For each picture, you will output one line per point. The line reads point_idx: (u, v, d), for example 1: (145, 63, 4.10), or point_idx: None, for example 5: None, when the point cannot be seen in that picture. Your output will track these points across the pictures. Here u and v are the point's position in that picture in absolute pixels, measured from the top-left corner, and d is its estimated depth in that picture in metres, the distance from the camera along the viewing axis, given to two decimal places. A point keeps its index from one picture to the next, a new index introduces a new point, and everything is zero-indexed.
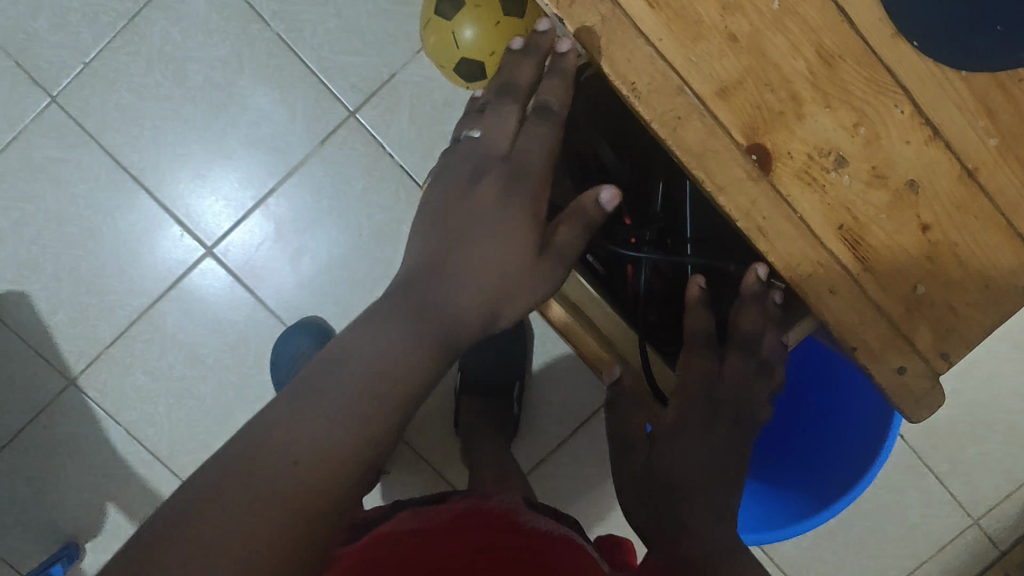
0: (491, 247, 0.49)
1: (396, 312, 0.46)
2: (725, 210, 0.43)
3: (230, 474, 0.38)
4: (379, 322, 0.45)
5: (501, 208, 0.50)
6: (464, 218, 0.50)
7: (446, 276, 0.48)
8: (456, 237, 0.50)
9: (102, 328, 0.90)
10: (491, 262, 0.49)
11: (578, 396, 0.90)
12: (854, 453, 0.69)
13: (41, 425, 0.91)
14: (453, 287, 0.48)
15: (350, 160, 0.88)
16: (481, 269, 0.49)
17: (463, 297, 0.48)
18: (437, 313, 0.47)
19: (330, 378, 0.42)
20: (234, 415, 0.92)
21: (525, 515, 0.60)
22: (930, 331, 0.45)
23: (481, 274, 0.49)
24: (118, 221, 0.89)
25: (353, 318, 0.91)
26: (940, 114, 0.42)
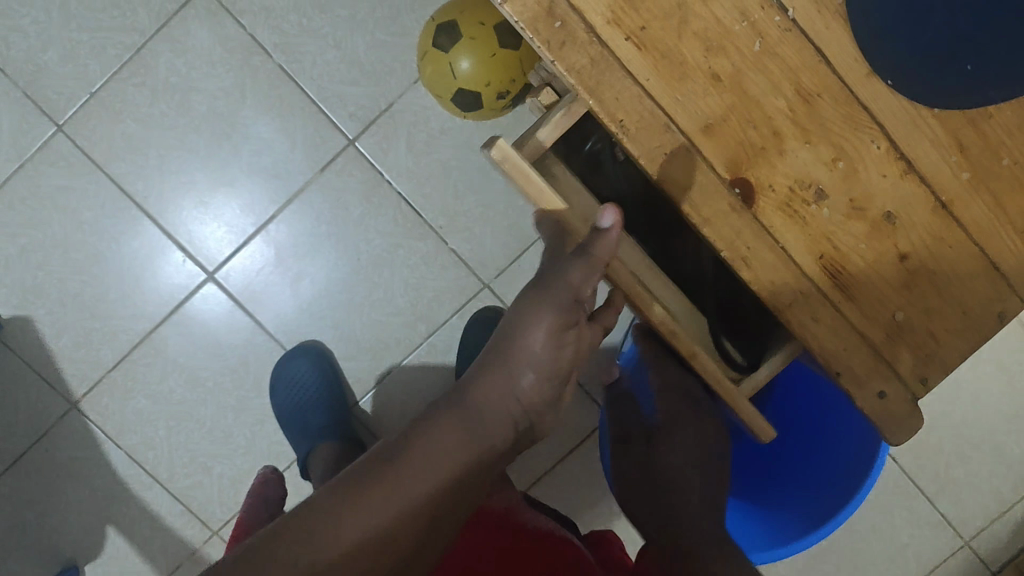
0: (538, 349, 0.55)
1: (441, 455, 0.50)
2: (712, 242, 0.45)
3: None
4: (422, 452, 0.50)
5: (538, 298, 0.56)
6: (515, 327, 0.56)
7: (498, 363, 0.55)
8: (506, 331, 0.56)
9: (105, 352, 0.91)
10: (541, 364, 0.55)
11: (573, 419, 0.92)
12: (847, 466, 0.71)
13: (43, 449, 0.92)
14: (502, 395, 0.54)
15: (348, 188, 0.90)
16: (535, 374, 0.55)
17: (500, 401, 0.54)
18: (475, 446, 0.52)
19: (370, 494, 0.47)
20: (234, 438, 0.94)
21: (526, 514, 0.66)
22: (911, 356, 0.47)
23: (531, 377, 0.55)
24: (122, 248, 0.90)
25: (351, 342, 0.93)
26: (915, 149, 0.44)
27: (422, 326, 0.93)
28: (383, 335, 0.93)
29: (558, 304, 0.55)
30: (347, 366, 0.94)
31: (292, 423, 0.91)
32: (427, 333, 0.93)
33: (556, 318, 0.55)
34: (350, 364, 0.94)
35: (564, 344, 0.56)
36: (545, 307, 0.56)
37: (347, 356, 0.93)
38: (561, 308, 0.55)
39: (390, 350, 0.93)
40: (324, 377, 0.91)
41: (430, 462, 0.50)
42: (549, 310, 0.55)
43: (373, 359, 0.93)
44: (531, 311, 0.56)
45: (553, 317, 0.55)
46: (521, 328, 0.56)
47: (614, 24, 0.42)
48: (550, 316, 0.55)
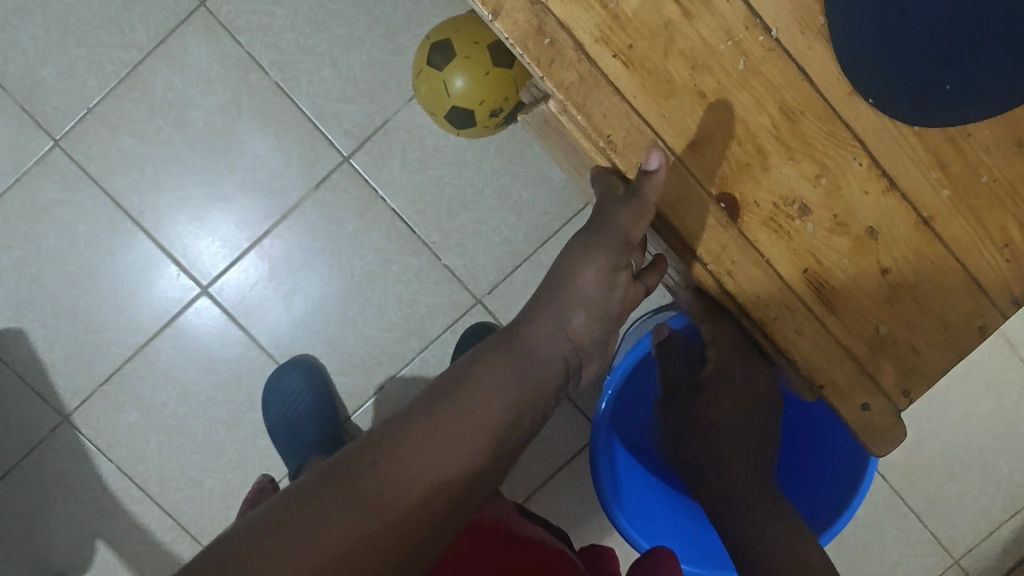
0: (592, 289, 0.58)
1: (510, 377, 0.52)
2: (698, 254, 0.46)
3: (330, 481, 0.42)
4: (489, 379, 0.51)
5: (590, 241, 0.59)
6: (567, 269, 0.59)
7: (550, 300, 0.58)
8: (557, 276, 0.59)
9: (97, 365, 0.92)
10: (591, 302, 0.58)
11: (563, 435, 0.93)
12: (839, 475, 0.72)
13: (34, 462, 0.92)
14: (557, 331, 0.57)
15: (343, 203, 0.91)
16: (586, 314, 0.58)
17: (555, 335, 0.57)
18: (536, 376, 0.54)
19: (450, 405, 0.48)
20: (226, 452, 0.94)
21: (519, 524, 0.65)
22: (893, 370, 0.48)
23: (583, 315, 0.58)
24: (117, 261, 0.91)
25: (343, 356, 0.94)
26: (896, 166, 0.45)
27: (415, 342, 0.94)
28: (376, 350, 0.94)
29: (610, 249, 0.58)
30: (340, 380, 0.94)
31: (285, 439, 0.91)
32: (420, 348, 0.94)
33: (609, 260, 0.58)
34: (343, 378, 0.94)
35: (615, 286, 0.59)
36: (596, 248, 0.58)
37: (339, 370, 0.94)
38: (613, 253, 0.58)
39: (382, 365, 0.94)
40: (317, 393, 0.91)
41: (501, 390, 0.51)
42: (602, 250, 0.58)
43: (366, 373, 0.94)
44: (582, 253, 0.59)
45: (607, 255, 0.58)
46: (573, 270, 0.59)
47: (603, 43, 0.43)
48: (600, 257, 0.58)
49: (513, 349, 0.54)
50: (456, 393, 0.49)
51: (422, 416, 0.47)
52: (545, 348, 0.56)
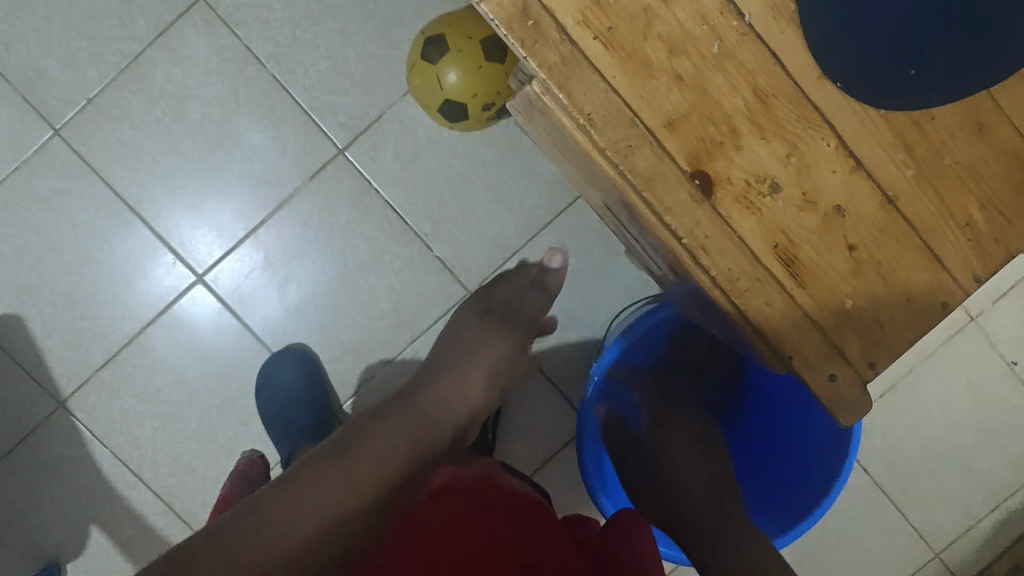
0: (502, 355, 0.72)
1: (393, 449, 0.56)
2: (673, 229, 0.47)
3: (216, 544, 0.46)
4: (374, 448, 0.55)
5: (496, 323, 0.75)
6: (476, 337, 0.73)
7: (464, 352, 0.71)
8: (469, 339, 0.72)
9: (93, 352, 0.93)
10: (490, 371, 0.70)
11: (549, 424, 0.97)
12: (825, 442, 0.75)
13: (29, 447, 0.93)
14: (457, 392, 0.66)
15: (337, 194, 0.93)
16: (485, 376, 0.69)
17: (456, 396, 0.66)
18: (427, 436, 0.60)
19: (340, 471, 0.53)
20: (219, 437, 0.95)
21: (501, 478, 0.64)
22: (859, 342, 0.50)
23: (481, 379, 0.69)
24: (114, 249, 0.92)
25: (335, 345, 0.95)
26: (863, 148, 0.48)
27: (406, 332, 0.95)
28: (367, 339, 0.95)
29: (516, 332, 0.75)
30: (332, 369, 0.95)
31: (277, 425, 0.92)
32: (411, 338, 0.95)
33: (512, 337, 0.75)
34: (335, 367, 0.96)
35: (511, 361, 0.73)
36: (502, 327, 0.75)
37: (331, 359, 0.95)
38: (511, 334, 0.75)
39: (373, 354, 0.96)
40: (309, 376, 0.93)
41: (373, 459, 0.55)
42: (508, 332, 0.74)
43: (357, 361, 0.96)
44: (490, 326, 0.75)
45: (512, 335, 0.74)
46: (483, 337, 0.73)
47: (585, 26, 0.45)
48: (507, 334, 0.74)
49: (393, 423, 0.59)
50: (344, 459, 0.53)
51: (310, 477, 0.51)
52: (428, 422, 0.61)
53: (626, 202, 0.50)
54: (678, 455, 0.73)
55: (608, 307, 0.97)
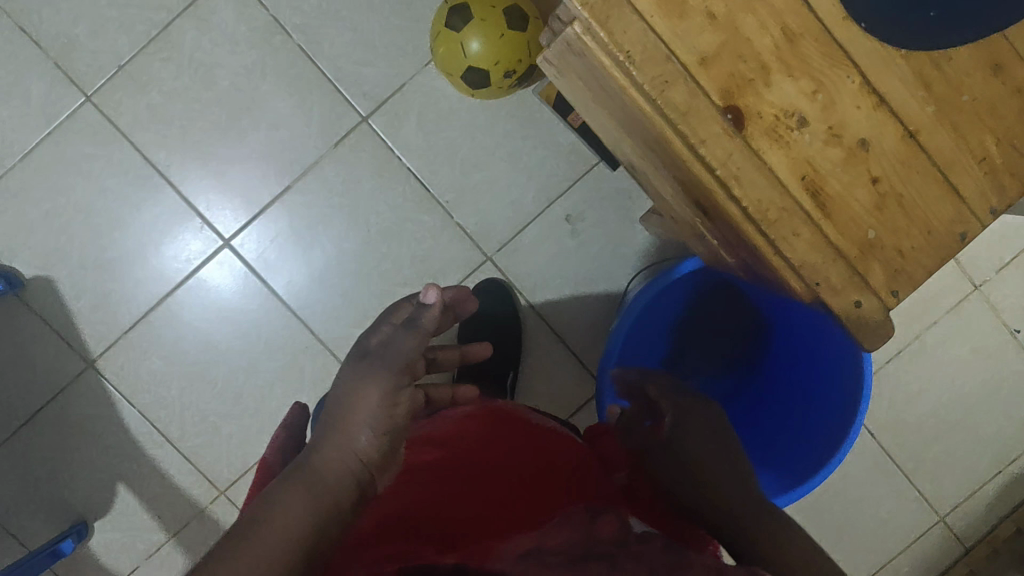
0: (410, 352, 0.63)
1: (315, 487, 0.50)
2: (707, 162, 0.48)
3: None
4: (276, 519, 0.46)
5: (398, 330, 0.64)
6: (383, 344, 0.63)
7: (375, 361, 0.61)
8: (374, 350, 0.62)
9: (122, 314, 0.96)
10: (377, 421, 0.56)
11: (565, 389, 1.01)
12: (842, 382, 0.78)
13: (58, 406, 0.96)
14: (344, 454, 0.54)
15: (361, 161, 0.96)
16: (371, 431, 0.56)
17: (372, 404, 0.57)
18: (328, 505, 0.49)
19: (266, 524, 0.46)
20: (244, 399, 0.97)
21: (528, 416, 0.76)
22: (882, 270, 0.52)
23: (370, 434, 0.56)
24: (143, 214, 0.95)
25: (359, 311, 0.98)
26: (885, 85, 0.50)
27: None
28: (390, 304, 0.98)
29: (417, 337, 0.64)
30: (355, 333, 0.98)
31: None
32: None
33: (416, 339, 0.64)
34: (357, 331, 0.98)
35: (400, 405, 0.59)
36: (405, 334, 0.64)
37: (354, 323, 0.98)
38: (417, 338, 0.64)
39: None
40: None
41: (297, 503, 0.48)
42: (411, 334, 0.64)
43: None
44: (395, 330, 0.65)
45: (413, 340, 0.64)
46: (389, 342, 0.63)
47: None
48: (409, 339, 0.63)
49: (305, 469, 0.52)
50: (266, 515, 0.47)
51: (236, 539, 0.45)
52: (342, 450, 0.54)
53: (654, 141, 0.52)
54: (692, 432, 0.69)
55: (624, 274, 1.00)
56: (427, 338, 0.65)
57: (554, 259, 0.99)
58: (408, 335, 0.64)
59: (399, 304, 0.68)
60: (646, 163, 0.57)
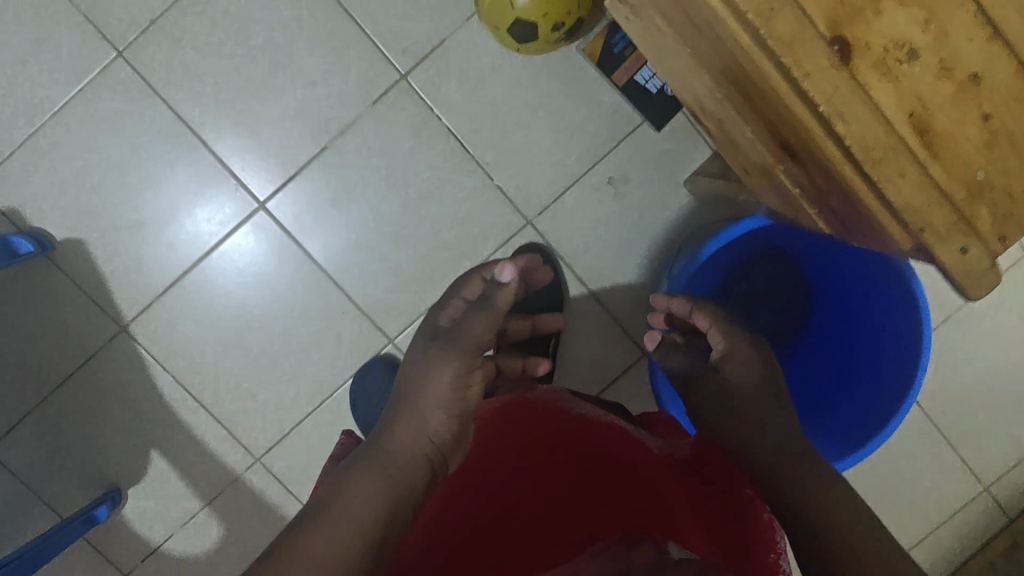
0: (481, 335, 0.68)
1: (390, 470, 0.55)
2: (811, 99, 0.43)
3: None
4: (354, 498, 0.51)
5: (474, 312, 0.71)
6: (457, 327, 0.69)
7: (449, 343, 0.67)
8: (449, 334, 0.68)
9: (155, 277, 0.93)
10: (449, 402, 0.62)
11: (608, 355, 0.99)
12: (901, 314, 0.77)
13: (90, 371, 0.93)
14: (418, 434, 0.59)
15: (400, 120, 0.93)
16: (445, 412, 0.61)
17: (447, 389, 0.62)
18: (402, 482, 0.54)
19: (343, 501, 0.51)
20: (279, 365, 0.95)
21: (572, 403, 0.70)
22: (989, 213, 0.47)
23: (443, 415, 0.61)
24: (176, 174, 0.92)
25: (398, 275, 0.95)
26: (1003, 13, 0.44)
27: (468, 261, 0.96)
28: (429, 267, 0.95)
29: (489, 320, 0.69)
30: (393, 298, 0.96)
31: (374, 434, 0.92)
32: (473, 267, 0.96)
33: (487, 320, 0.69)
34: (396, 296, 0.96)
35: (471, 385, 0.64)
36: (476, 320, 0.69)
37: (393, 288, 0.95)
38: (490, 318, 0.70)
39: (435, 282, 0.95)
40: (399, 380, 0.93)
41: (376, 485, 0.53)
42: (484, 317, 0.70)
43: (418, 292, 0.96)
44: (471, 314, 0.70)
45: (484, 323, 0.69)
46: (462, 324, 0.69)
47: None
48: (481, 323, 0.69)
49: (381, 454, 0.56)
50: (344, 492, 0.52)
51: (316, 514, 0.50)
52: (415, 433, 0.59)
53: (744, 70, 0.46)
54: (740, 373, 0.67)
55: (669, 237, 0.97)
56: (500, 318, 0.70)
57: (597, 223, 0.97)
58: (478, 319, 0.69)
59: (473, 277, 0.74)
60: (721, 92, 0.52)
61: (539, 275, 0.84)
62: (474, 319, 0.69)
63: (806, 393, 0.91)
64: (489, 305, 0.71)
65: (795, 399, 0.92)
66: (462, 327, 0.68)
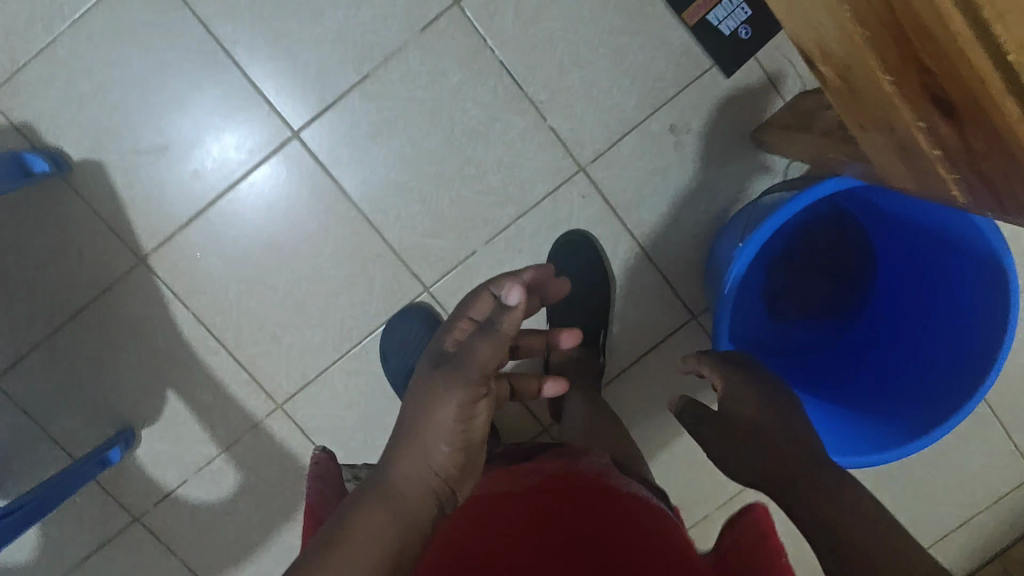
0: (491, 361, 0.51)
1: (392, 524, 0.44)
2: (1002, 42, 0.34)
3: None
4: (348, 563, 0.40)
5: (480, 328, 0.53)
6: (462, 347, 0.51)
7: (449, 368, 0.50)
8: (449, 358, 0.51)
9: (178, 207, 0.87)
10: (453, 444, 0.48)
11: (656, 316, 0.93)
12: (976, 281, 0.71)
13: (106, 304, 0.87)
14: (420, 472, 0.47)
15: (450, 51, 0.86)
16: (449, 445, 0.48)
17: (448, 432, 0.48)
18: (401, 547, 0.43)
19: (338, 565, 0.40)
20: (306, 309, 0.89)
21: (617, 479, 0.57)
22: None
23: (448, 447, 0.48)
24: (204, 97, 0.85)
25: (437, 219, 0.89)
26: None
27: (513, 208, 0.89)
28: (471, 213, 0.89)
29: (499, 342, 0.52)
30: (431, 243, 0.89)
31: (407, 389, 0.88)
32: (518, 215, 0.89)
33: (498, 342, 0.52)
34: (434, 241, 0.89)
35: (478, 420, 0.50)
36: (481, 344, 0.51)
37: (431, 233, 0.89)
38: (498, 341, 0.52)
39: (477, 229, 0.89)
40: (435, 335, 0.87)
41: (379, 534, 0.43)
42: (492, 336, 0.52)
43: (458, 239, 0.89)
44: (477, 331, 0.53)
45: (492, 349, 0.51)
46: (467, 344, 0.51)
47: None
48: (488, 349, 0.51)
49: (377, 500, 0.45)
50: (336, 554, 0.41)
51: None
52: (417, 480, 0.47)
53: (907, 0, 0.38)
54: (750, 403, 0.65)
55: (730, 195, 0.90)
56: (506, 343, 0.53)
57: (654, 175, 0.89)
58: (486, 345, 0.51)
59: (477, 293, 0.54)
60: (864, 30, 0.44)
61: (553, 288, 0.63)
62: (481, 343, 0.51)
63: (839, 366, 0.87)
64: (498, 322, 0.53)
65: (845, 384, 0.84)
66: (462, 352, 0.50)
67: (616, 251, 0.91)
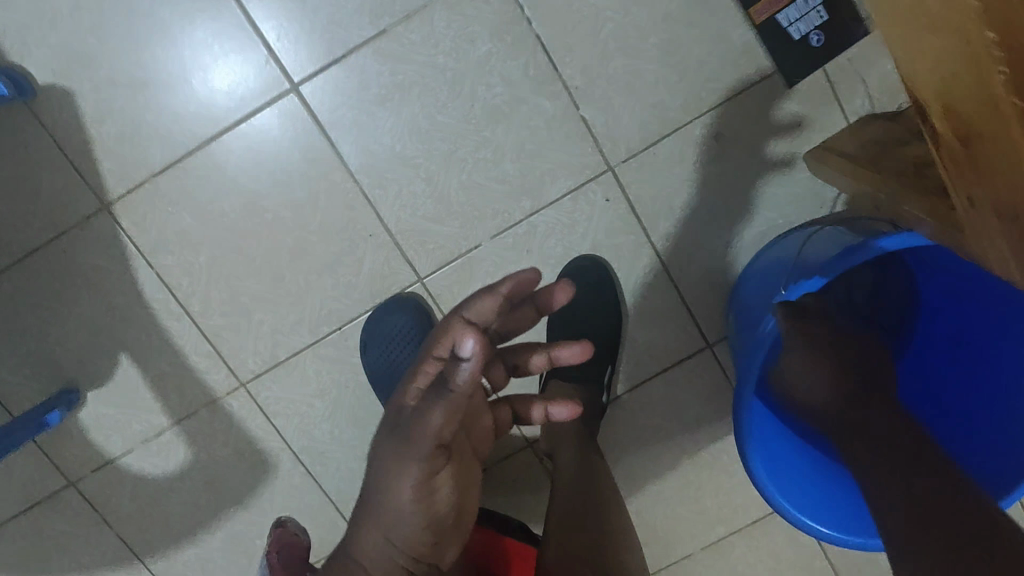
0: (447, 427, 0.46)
1: None
2: None
3: None
4: None
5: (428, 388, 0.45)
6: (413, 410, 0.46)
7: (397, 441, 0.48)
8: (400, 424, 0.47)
9: (154, 152, 0.77)
10: (416, 518, 0.49)
11: (667, 341, 0.84)
12: None
13: (61, 250, 0.78)
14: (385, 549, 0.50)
15: (480, 16, 0.75)
16: (410, 520, 0.49)
17: (407, 507, 0.49)
18: None
19: None
20: (284, 283, 0.80)
21: None
22: None
23: (412, 526, 0.49)
24: (195, 31, 0.74)
25: (443, 202, 0.79)
26: None
27: (528, 203, 0.79)
28: (481, 201, 0.79)
29: (450, 407, 0.45)
30: (432, 229, 0.79)
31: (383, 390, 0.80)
32: (532, 211, 0.80)
33: (449, 406, 0.45)
34: (435, 227, 0.79)
35: (439, 483, 0.49)
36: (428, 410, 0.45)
37: (433, 218, 0.79)
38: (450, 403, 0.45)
39: (485, 220, 0.79)
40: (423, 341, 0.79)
41: None
42: (440, 399, 0.45)
43: (463, 228, 0.79)
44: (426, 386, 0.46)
45: (443, 418, 0.45)
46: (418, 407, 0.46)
47: None
48: (438, 417, 0.45)
49: None
50: None
51: None
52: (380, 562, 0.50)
53: None
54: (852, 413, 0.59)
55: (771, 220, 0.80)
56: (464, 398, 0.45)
57: (690, 186, 0.79)
58: (434, 412, 0.45)
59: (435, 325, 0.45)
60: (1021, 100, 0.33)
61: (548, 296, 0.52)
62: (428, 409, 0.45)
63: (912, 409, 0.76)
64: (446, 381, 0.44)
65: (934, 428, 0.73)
66: (411, 425, 0.46)
67: (636, 264, 0.81)
